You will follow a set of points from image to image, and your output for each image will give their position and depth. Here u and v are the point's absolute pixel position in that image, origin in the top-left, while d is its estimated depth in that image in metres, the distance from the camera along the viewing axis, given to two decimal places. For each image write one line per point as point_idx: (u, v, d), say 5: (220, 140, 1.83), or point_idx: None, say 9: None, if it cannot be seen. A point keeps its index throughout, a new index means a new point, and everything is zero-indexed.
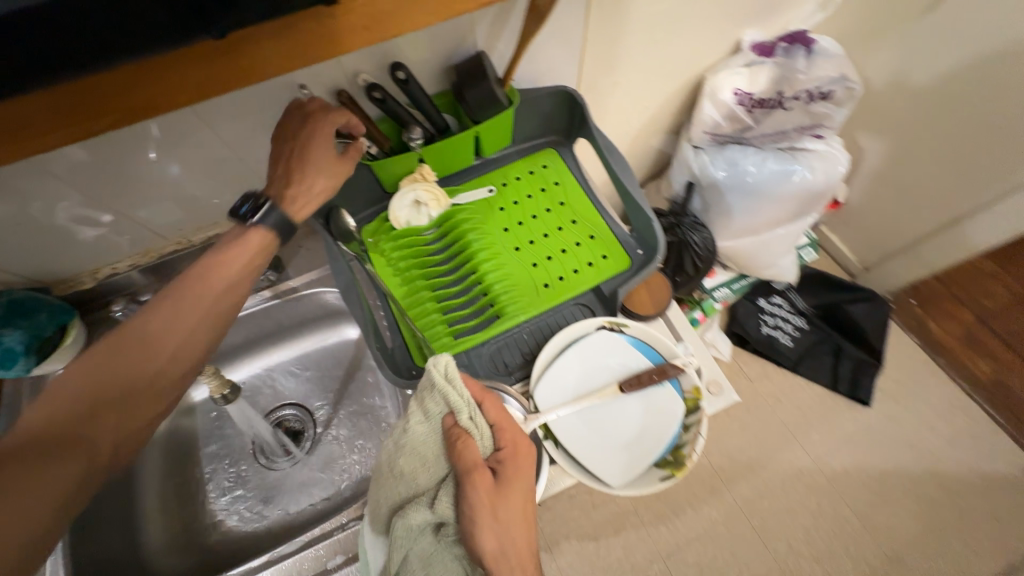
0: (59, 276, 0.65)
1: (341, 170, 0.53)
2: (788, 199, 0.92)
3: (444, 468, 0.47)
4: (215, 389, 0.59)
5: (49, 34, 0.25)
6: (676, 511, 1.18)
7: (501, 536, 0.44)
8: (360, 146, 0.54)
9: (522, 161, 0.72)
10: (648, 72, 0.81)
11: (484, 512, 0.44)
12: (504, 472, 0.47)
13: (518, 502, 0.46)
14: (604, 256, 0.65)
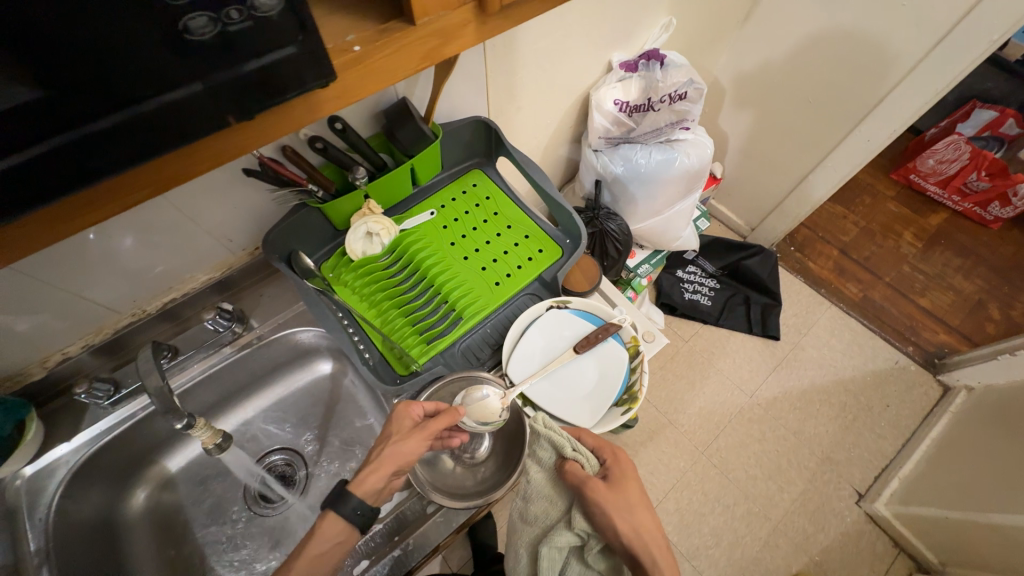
0: (4, 373, 0.63)
1: (424, 438, 0.57)
2: (676, 180, 1.12)
3: (565, 498, 0.55)
4: (208, 440, 0.64)
5: (97, 149, 0.26)
6: (650, 469, 1.33)
7: (631, 520, 0.51)
8: (446, 417, 0.59)
9: (455, 184, 0.82)
10: (544, 95, 0.96)
11: (611, 505, 0.51)
12: (615, 475, 0.55)
13: (633, 491, 0.54)
14: (540, 250, 0.77)
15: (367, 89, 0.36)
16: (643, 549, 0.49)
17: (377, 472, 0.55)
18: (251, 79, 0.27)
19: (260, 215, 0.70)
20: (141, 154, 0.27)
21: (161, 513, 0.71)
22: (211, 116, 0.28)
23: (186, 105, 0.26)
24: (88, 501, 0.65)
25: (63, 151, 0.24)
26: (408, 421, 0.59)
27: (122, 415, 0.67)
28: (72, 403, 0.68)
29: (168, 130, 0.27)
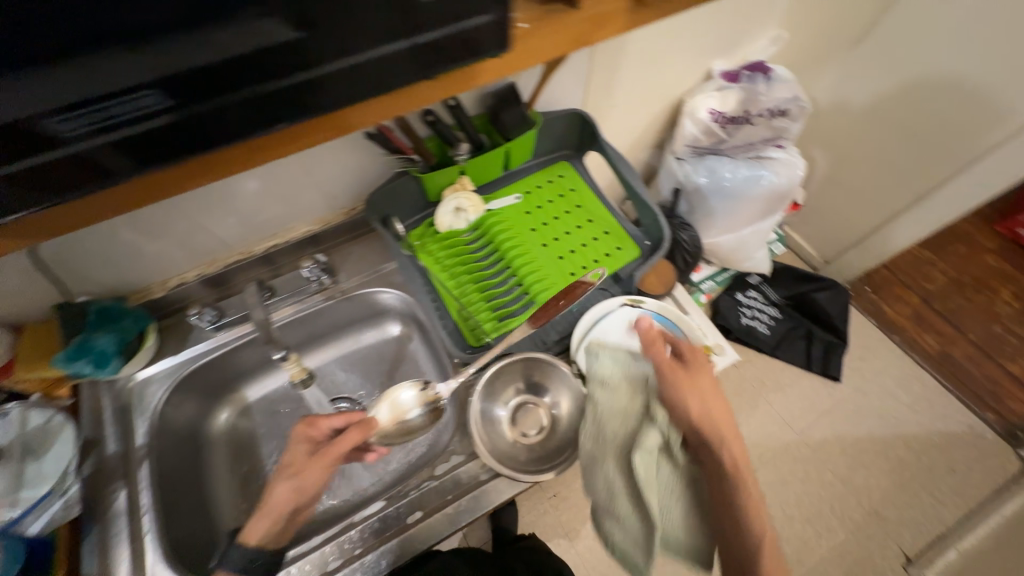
0: (134, 287, 0.72)
1: (320, 467, 0.58)
2: (759, 200, 1.08)
3: (641, 397, 0.61)
4: (296, 375, 0.71)
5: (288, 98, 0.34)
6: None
7: (702, 399, 0.57)
8: (340, 443, 0.58)
9: (542, 173, 0.84)
10: (638, 96, 0.96)
11: (689, 385, 0.58)
12: (690, 363, 0.60)
13: (708, 378, 0.59)
14: (619, 247, 0.78)
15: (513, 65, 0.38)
16: (712, 430, 0.56)
17: (266, 517, 0.57)
18: (395, 60, 0.34)
19: (362, 178, 0.75)
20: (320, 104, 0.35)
21: (237, 436, 0.78)
22: (358, 87, 0.35)
23: (342, 75, 0.34)
24: (183, 411, 0.73)
25: (249, 100, 0.33)
26: (303, 450, 0.60)
27: (221, 340, 0.74)
28: (178, 324, 0.76)
29: (341, 88, 0.35)
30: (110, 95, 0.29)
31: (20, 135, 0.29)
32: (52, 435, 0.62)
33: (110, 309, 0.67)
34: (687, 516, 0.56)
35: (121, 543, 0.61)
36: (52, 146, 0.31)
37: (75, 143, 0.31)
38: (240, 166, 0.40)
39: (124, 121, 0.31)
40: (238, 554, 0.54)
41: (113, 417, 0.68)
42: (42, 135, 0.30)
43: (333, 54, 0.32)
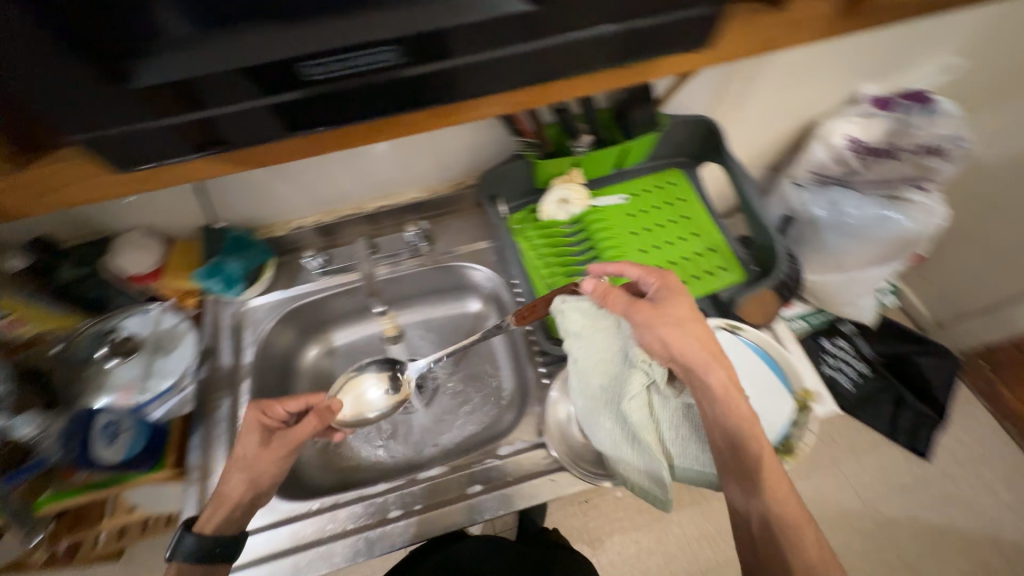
0: (262, 223, 0.79)
1: (273, 457, 0.58)
2: (882, 244, 0.98)
3: (618, 344, 0.58)
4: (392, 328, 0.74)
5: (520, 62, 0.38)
6: (719, 530, 1.20)
7: (684, 334, 0.51)
8: (292, 432, 0.59)
9: (653, 177, 0.81)
10: (767, 112, 0.90)
11: (660, 323, 0.51)
12: (660, 297, 0.54)
13: (682, 306, 0.53)
14: (723, 267, 0.74)
15: None
16: (697, 361, 0.51)
17: (221, 506, 0.56)
18: (588, 42, 0.37)
19: (478, 153, 0.77)
20: (544, 73, 0.39)
21: (320, 373, 0.84)
22: (587, 61, 0.39)
23: (541, 52, 0.37)
24: (283, 342, 0.80)
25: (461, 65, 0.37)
26: (254, 440, 0.59)
27: (327, 284, 0.80)
28: (288, 263, 0.82)
29: (571, 60, 0.39)
30: (362, 48, 0.34)
31: (279, 75, 0.34)
32: (177, 337, 0.71)
33: (243, 238, 0.75)
34: (690, 442, 0.57)
35: (219, 445, 0.68)
36: (295, 88, 0.36)
37: (316, 87, 0.36)
38: (415, 129, 0.44)
39: (360, 73, 0.35)
40: (189, 541, 0.54)
41: (228, 333, 0.76)
42: (293, 76, 0.35)
43: (577, 28, 0.36)
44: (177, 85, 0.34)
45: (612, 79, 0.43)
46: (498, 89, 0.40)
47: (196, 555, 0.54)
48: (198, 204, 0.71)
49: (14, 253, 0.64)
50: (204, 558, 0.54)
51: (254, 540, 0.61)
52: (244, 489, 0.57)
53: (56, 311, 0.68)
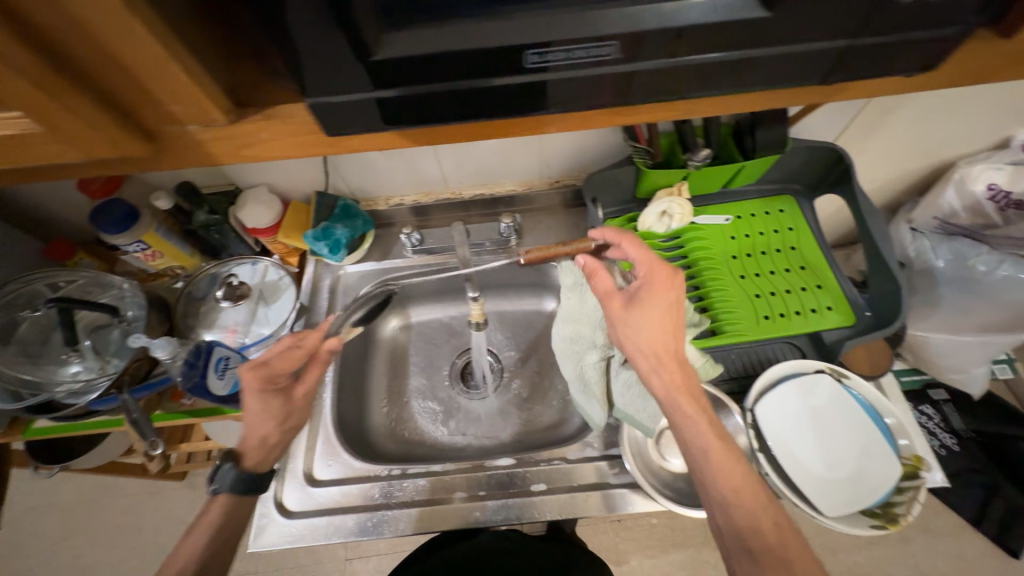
0: (367, 195, 0.83)
1: (299, 402, 0.59)
2: (1010, 309, 0.87)
3: (599, 309, 0.64)
4: (477, 316, 0.75)
5: (799, 62, 0.32)
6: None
7: (641, 335, 0.51)
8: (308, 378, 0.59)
9: (760, 202, 0.77)
10: (901, 148, 0.82)
11: (622, 323, 0.52)
12: (640, 293, 0.51)
13: (654, 306, 0.51)
14: (830, 307, 0.68)
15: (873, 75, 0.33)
16: (650, 363, 0.51)
17: (255, 454, 0.56)
18: (803, 58, 0.32)
19: (584, 153, 0.77)
20: (807, 78, 0.33)
21: (396, 346, 0.87)
22: (861, 65, 0.32)
23: (750, 64, 0.32)
24: (368, 310, 0.84)
25: (669, 67, 0.31)
26: (272, 399, 0.56)
27: (419, 263, 0.84)
28: (383, 237, 0.86)
29: (851, 64, 0.32)
30: (587, 39, 0.29)
31: (467, 62, 0.29)
32: (279, 291, 0.76)
33: (351, 208, 0.79)
34: (639, 399, 0.60)
35: None
36: (478, 79, 0.31)
37: (514, 77, 0.31)
38: (641, 117, 0.38)
39: (560, 66, 0.30)
40: (234, 476, 0.54)
41: (325, 293, 0.82)
42: (487, 67, 0.30)
43: (870, 31, 0.30)
44: (427, 63, 0.29)
45: (791, 98, 0.37)
46: (685, 99, 0.35)
47: (244, 489, 0.54)
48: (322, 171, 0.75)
49: (162, 193, 0.70)
50: (251, 489, 0.55)
51: (324, 491, 0.64)
52: (277, 435, 0.58)
53: (186, 252, 0.77)
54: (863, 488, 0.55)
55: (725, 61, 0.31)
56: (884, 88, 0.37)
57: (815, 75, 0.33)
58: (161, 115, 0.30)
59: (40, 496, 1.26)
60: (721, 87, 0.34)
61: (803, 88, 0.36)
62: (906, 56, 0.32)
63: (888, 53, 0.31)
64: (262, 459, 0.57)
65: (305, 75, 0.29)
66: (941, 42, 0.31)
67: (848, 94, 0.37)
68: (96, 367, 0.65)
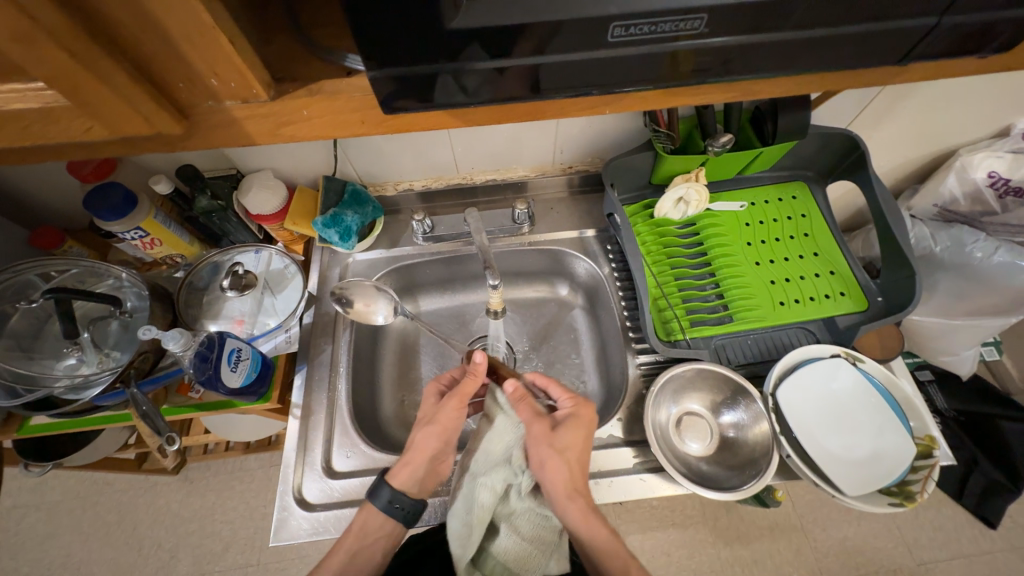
0: (376, 180, 0.81)
1: (452, 407, 0.59)
2: (1004, 293, 0.90)
3: (515, 434, 0.57)
4: (495, 304, 0.76)
5: (847, 43, 0.32)
6: (755, 560, 1.11)
7: (560, 460, 0.54)
8: (469, 386, 0.59)
9: (774, 188, 0.78)
10: (907, 138, 0.82)
11: (545, 446, 0.54)
12: (565, 423, 0.56)
13: (575, 438, 0.55)
14: (843, 292, 0.70)
15: (913, 54, 0.33)
16: (564, 490, 0.53)
17: (408, 467, 0.57)
18: (883, 37, 0.32)
19: (599, 138, 0.76)
20: (850, 62, 0.34)
21: (406, 335, 0.85)
22: (904, 48, 0.33)
23: (828, 42, 0.32)
24: None
25: (743, 45, 0.31)
26: (433, 399, 0.61)
27: (433, 250, 0.82)
28: (391, 224, 0.84)
29: (894, 48, 0.33)
30: (673, 14, 0.28)
31: (550, 32, 0.28)
32: (286, 279, 0.74)
33: (360, 193, 0.76)
34: (519, 549, 0.54)
35: (321, 388, 0.70)
36: (558, 53, 0.30)
37: (593, 48, 0.30)
38: (681, 100, 0.37)
39: (646, 38, 0.30)
40: (386, 494, 0.55)
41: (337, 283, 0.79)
42: (565, 37, 0.29)
43: (921, 12, 0.30)
44: (486, 35, 0.28)
45: (825, 83, 0.38)
46: (753, 77, 0.34)
47: (386, 508, 0.55)
48: (331, 154, 0.72)
49: (161, 176, 0.66)
50: (400, 514, 0.55)
51: (342, 482, 0.64)
52: (431, 446, 0.57)
53: (185, 239, 0.73)
54: (884, 467, 0.57)
55: (774, 45, 0.32)
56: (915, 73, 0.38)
57: (861, 57, 0.33)
58: (197, 91, 0.28)
59: (25, 495, 1.22)
60: (766, 68, 0.34)
61: (870, 69, 0.36)
62: (949, 40, 0.32)
63: (934, 36, 0.32)
64: (416, 475, 0.57)
65: (374, 45, 0.27)
66: (986, 27, 0.31)
67: (879, 78, 0.38)
68: (96, 362, 0.62)
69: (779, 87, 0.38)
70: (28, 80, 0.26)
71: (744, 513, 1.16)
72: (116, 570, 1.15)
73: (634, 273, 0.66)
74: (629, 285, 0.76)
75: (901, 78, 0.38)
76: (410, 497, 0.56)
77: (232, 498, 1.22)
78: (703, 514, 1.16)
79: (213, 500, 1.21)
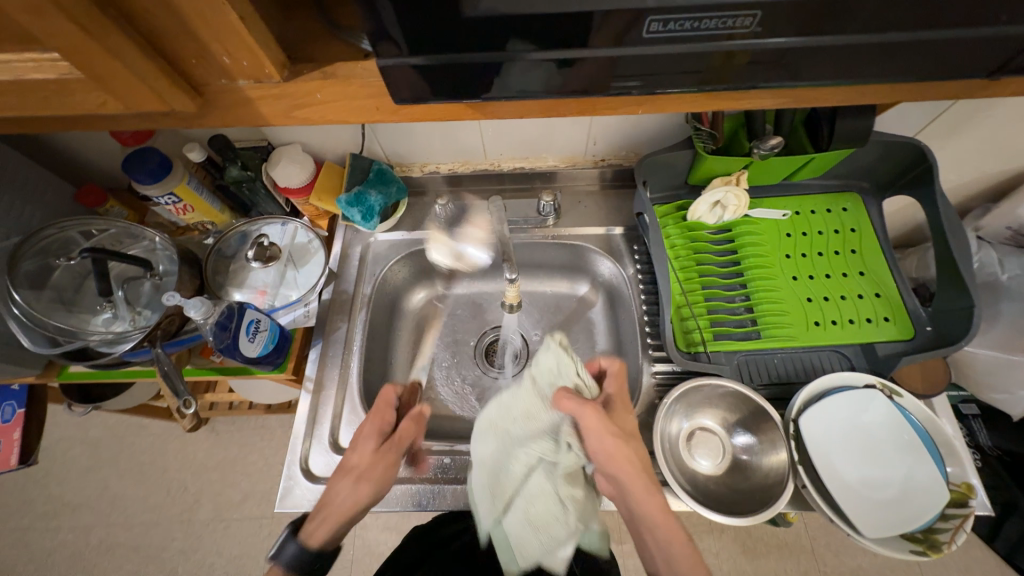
0: (402, 160, 0.80)
1: (387, 459, 0.56)
2: None
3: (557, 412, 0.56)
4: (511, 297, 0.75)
5: (924, 49, 0.28)
6: None
7: (626, 445, 0.53)
8: (413, 422, 0.59)
9: (822, 198, 0.72)
10: (983, 153, 0.74)
11: (609, 430, 0.53)
12: (614, 406, 0.57)
13: (629, 419, 0.57)
14: (887, 318, 0.64)
15: (1005, 64, 0.29)
16: (632, 478, 0.52)
17: (324, 525, 0.52)
18: (972, 43, 0.28)
19: (636, 132, 0.72)
20: (926, 71, 0.30)
21: (421, 319, 0.85)
22: (993, 57, 0.29)
23: (902, 47, 0.28)
24: (397, 277, 0.82)
25: (801, 46, 0.28)
26: (371, 445, 0.57)
27: (453, 237, 0.81)
28: (415, 205, 0.84)
29: (982, 57, 0.29)
30: (723, 9, 0.26)
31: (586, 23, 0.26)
32: (308, 254, 0.74)
33: (385, 173, 0.76)
34: (549, 519, 0.52)
35: (334, 364, 0.72)
36: (587, 46, 0.28)
37: (625, 43, 0.28)
38: (724, 102, 0.34)
39: (687, 34, 0.27)
40: (295, 550, 0.51)
41: (357, 263, 0.80)
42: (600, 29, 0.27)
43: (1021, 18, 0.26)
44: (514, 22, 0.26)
45: (893, 91, 0.34)
46: (811, 83, 0.31)
47: (295, 568, 0.51)
48: (359, 132, 0.71)
49: (194, 144, 0.67)
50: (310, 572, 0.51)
51: None
52: (354, 499, 0.53)
53: (216, 207, 0.75)
54: (909, 511, 0.53)
55: (837, 47, 0.28)
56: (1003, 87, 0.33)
57: (939, 67, 0.30)
58: (211, 68, 0.28)
59: (71, 429, 1.32)
60: (823, 74, 0.30)
61: (951, 80, 0.32)
62: None
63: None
64: (332, 532, 0.52)
65: (393, 31, 0.26)
66: None
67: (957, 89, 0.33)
68: (128, 319, 0.65)
69: (837, 94, 0.34)
70: (42, 50, 0.26)
71: (752, 528, 1.12)
72: (146, 506, 1.24)
73: (658, 279, 0.63)
74: (652, 289, 0.73)
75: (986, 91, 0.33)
76: (320, 558, 0.52)
77: (252, 453, 1.29)
78: (708, 525, 1.13)
79: (236, 453, 1.29)
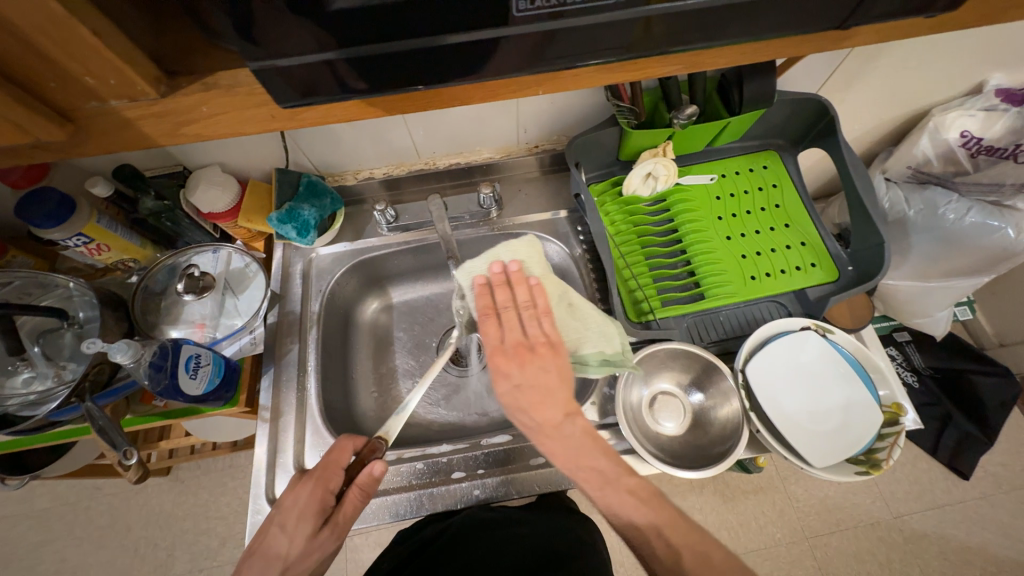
0: (333, 170, 0.77)
1: (322, 551, 0.51)
2: (976, 253, 0.90)
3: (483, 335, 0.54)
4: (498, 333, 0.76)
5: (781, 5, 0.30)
6: (741, 522, 1.14)
7: (522, 398, 0.51)
8: (364, 489, 0.53)
9: (743, 159, 0.76)
10: (877, 101, 0.80)
11: (502, 378, 0.51)
12: (518, 363, 0.51)
13: (537, 374, 0.51)
14: (813, 263, 0.69)
15: (851, 12, 0.31)
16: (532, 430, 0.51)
17: None
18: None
19: (563, 114, 0.73)
20: (786, 25, 0.32)
21: (378, 328, 0.84)
22: (840, 8, 0.31)
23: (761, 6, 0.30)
24: (346, 290, 0.80)
25: (670, 16, 0.30)
26: (310, 526, 0.51)
27: (398, 241, 0.79)
28: (354, 215, 0.82)
29: (829, 8, 0.31)
30: None
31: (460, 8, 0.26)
32: (247, 279, 0.71)
33: (318, 184, 0.73)
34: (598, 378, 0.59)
35: (290, 388, 0.69)
36: (461, 29, 0.28)
37: (501, 26, 0.28)
38: (617, 75, 0.36)
39: (556, 11, 0.28)
40: None
41: (301, 282, 0.77)
42: (474, 14, 0.27)
43: None
44: (386, 12, 0.26)
45: (763, 49, 0.36)
46: (689, 48, 0.33)
47: None
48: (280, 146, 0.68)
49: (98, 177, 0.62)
50: None
51: None
52: None
53: (137, 243, 0.70)
54: (850, 438, 0.58)
55: (705, 13, 0.30)
56: (856, 39, 0.36)
57: (797, 21, 0.32)
58: (74, 90, 0.27)
59: (13, 505, 1.21)
60: (697, 39, 0.32)
61: (812, 34, 0.35)
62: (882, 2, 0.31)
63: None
64: None
65: (266, 32, 0.25)
66: None
67: (812, 50, 0.37)
68: (51, 375, 0.60)
69: (719, 56, 0.36)
70: None
71: (729, 479, 1.18)
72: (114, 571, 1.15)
73: (603, 256, 0.65)
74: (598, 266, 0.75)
75: (841, 41, 0.36)
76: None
77: (224, 495, 1.22)
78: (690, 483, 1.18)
79: (207, 497, 1.22)
